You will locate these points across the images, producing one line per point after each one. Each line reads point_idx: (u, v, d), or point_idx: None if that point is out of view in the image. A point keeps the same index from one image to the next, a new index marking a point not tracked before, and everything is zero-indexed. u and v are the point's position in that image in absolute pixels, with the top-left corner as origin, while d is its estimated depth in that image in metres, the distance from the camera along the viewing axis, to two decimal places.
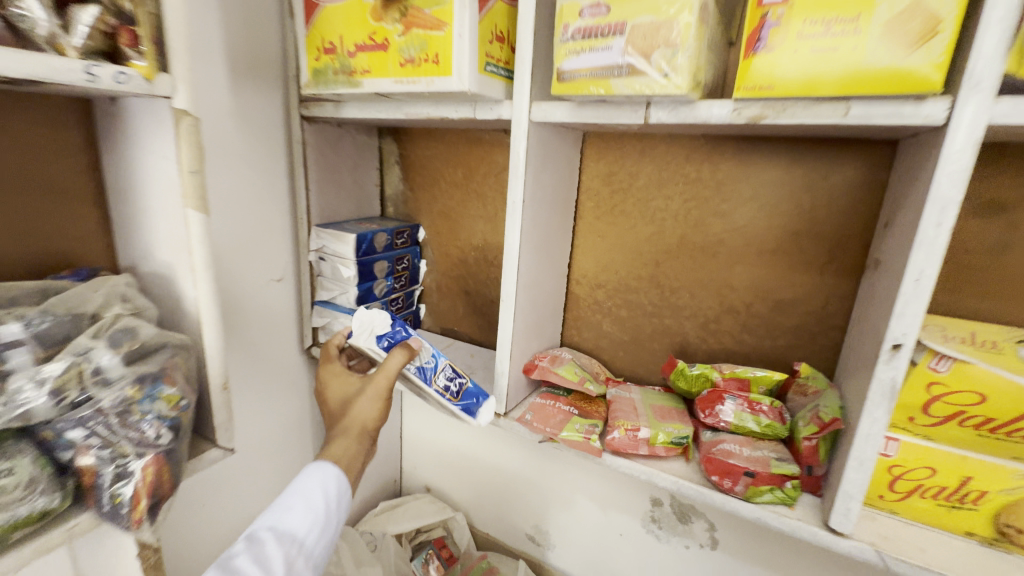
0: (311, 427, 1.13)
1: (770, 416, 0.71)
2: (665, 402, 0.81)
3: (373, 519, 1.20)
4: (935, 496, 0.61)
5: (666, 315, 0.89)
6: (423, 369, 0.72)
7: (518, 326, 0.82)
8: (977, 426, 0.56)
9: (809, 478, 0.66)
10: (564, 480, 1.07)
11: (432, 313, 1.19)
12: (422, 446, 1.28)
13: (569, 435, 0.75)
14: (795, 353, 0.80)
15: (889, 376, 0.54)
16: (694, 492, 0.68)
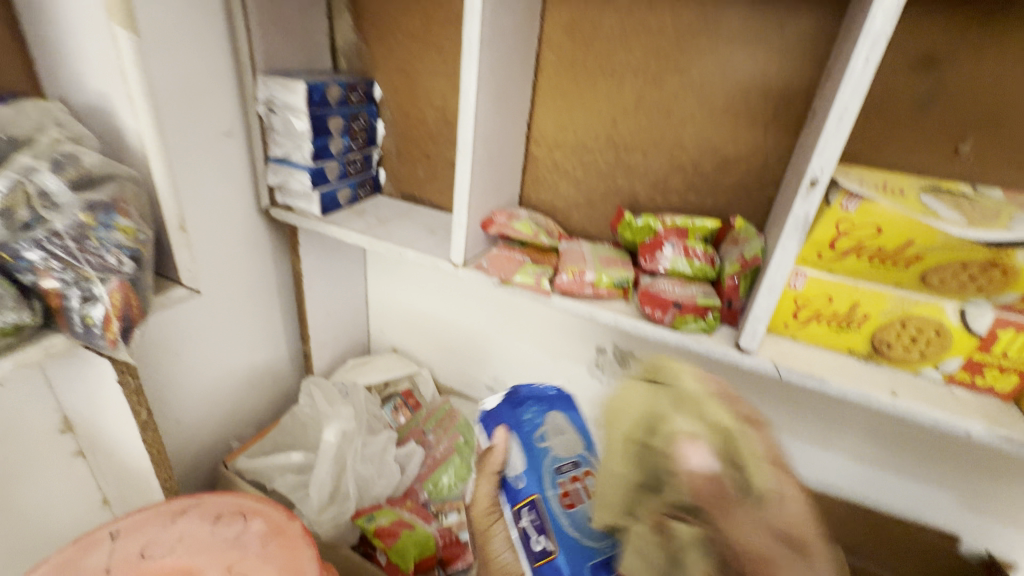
0: (276, 288, 1.17)
1: (703, 261, 0.78)
2: (612, 253, 0.88)
3: (343, 374, 1.30)
4: (828, 321, 0.70)
5: (619, 175, 0.92)
6: (512, 488, 0.69)
7: (475, 179, 0.84)
8: (871, 258, 0.64)
9: (729, 311, 0.76)
10: (520, 334, 1.18)
11: (392, 179, 1.18)
12: (389, 312, 1.38)
13: (522, 280, 0.83)
14: (732, 209, 0.86)
15: (803, 210, 0.61)
16: (630, 324, 0.78)
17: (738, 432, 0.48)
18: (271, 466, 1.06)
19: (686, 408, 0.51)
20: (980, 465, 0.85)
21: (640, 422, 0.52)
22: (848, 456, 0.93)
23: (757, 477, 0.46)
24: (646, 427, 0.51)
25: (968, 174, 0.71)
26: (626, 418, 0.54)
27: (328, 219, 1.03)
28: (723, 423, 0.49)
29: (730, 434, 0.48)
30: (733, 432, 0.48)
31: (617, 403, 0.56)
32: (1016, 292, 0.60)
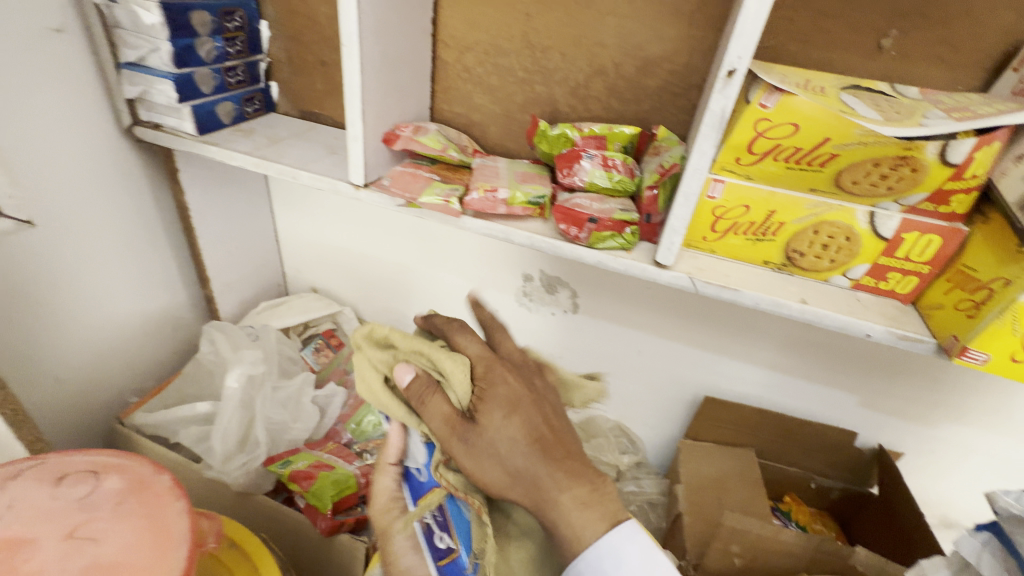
0: (158, 222, 1.03)
1: (621, 173, 0.73)
2: (529, 170, 0.81)
3: (254, 318, 1.19)
4: (745, 232, 0.67)
5: (536, 81, 0.83)
6: (416, 479, 0.68)
7: (368, 82, 0.73)
8: (788, 160, 0.61)
9: (647, 226, 0.72)
10: (444, 266, 1.11)
11: (286, 94, 1.02)
12: (302, 249, 1.26)
13: (428, 200, 0.74)
14: (657, 117, 0.80)
15: (719, 105, 0.56)
16: (545, 244, 0.72)
17: (433, 350, 0.56)
18: (174, 418, 0.97)
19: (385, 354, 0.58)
20: (880, 367, 0.89)
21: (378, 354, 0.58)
22: (763, 367, 0.97)
23: (459, 390, 0.53)
24: (386, 349, 0.59)
25: (889, 71, 0.68)
26: (362, 363, 0.58)
27: (206, 139, 0.88)
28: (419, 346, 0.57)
29: (432, 351, 0.56)
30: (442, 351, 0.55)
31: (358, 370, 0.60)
32: (923, 192, 0.59)
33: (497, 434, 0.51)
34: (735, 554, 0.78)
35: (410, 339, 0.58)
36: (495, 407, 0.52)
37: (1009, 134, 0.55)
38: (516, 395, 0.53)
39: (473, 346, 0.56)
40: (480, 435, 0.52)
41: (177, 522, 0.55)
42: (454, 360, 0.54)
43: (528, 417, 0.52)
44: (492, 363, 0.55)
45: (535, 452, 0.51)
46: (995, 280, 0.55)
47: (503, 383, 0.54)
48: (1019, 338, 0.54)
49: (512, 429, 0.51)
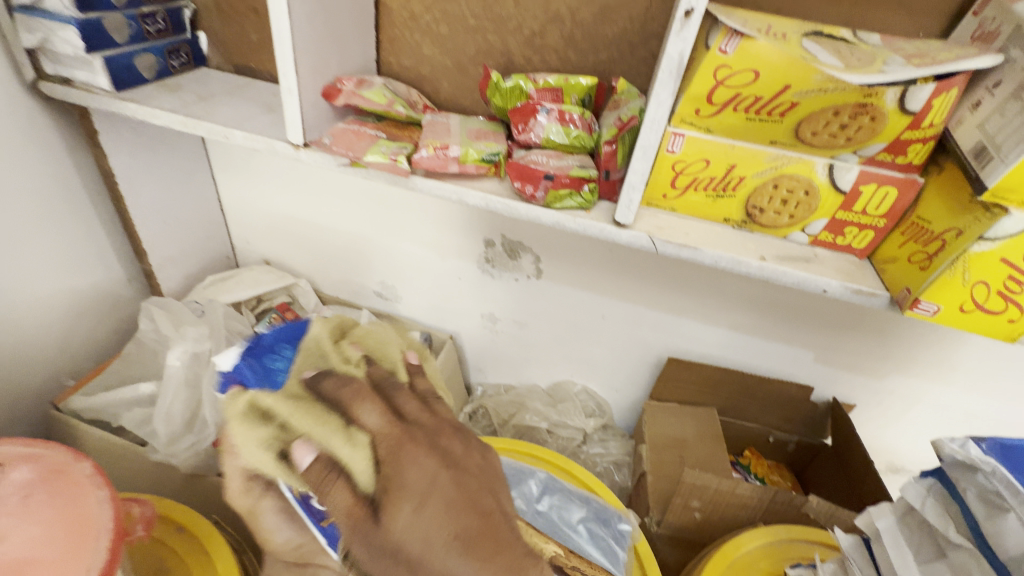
0: (83, 191, 0.94)
1: (579, 127, 0.69)
2: (482, 126, 0.77)
3: (201, 293, 1.12)
4: (705, 188, 0.65)
5: (489, 30, 0.77)
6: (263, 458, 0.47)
7: (300, 29, 0.66)
8: (748, 111, 0.58)
9: (607, 183, 0.69)
10: (401, 233, 1.06)
11: (217, 46, 0.92)
12: (249, 219, 1.18)
13: (374, 159, 0.68)
14: (616, 69, 0.76)
15: (677, 50, 0.53)
16: (501, 205, 0.68)
17: (333, 432, 0.44)
18: (115, 400, 0.92)
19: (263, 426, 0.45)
20: (836, 323, 0.91)
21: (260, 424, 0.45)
22: (725, 327, 0.97)
23: (362, 477, 0.42)
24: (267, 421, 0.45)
25: (850, 17, 0.66)
26: (240, 436, 0.45)
27: (125, 96, 0.80)
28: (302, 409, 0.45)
29: (333, 433, 0.44)
30: (346, 431, 0.44)
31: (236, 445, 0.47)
32: (881, 142, 0.57)
33: (405, 532, 0.41)
34: (695, 509, 0.80)
35: (302, 401, 0.46)
36: (405, 497, 0.42)
37: (967, 80, 0.54)
38: (433, 473, 0.44)
39: (373, 416, 0.46)
40: (387, 537, 0.41)
41: (97, 511, 0.49)
42: (353, 442, 0.43)
43: (447, 508, 0.42)
44: (402, 435, 0.45)
45: (463, 552, 0.41)
46: (947, 231, 0.55)
47: (411, 465, 0.43)
48: (968, 288, 0.54)
49: (426, 526, 0.41)
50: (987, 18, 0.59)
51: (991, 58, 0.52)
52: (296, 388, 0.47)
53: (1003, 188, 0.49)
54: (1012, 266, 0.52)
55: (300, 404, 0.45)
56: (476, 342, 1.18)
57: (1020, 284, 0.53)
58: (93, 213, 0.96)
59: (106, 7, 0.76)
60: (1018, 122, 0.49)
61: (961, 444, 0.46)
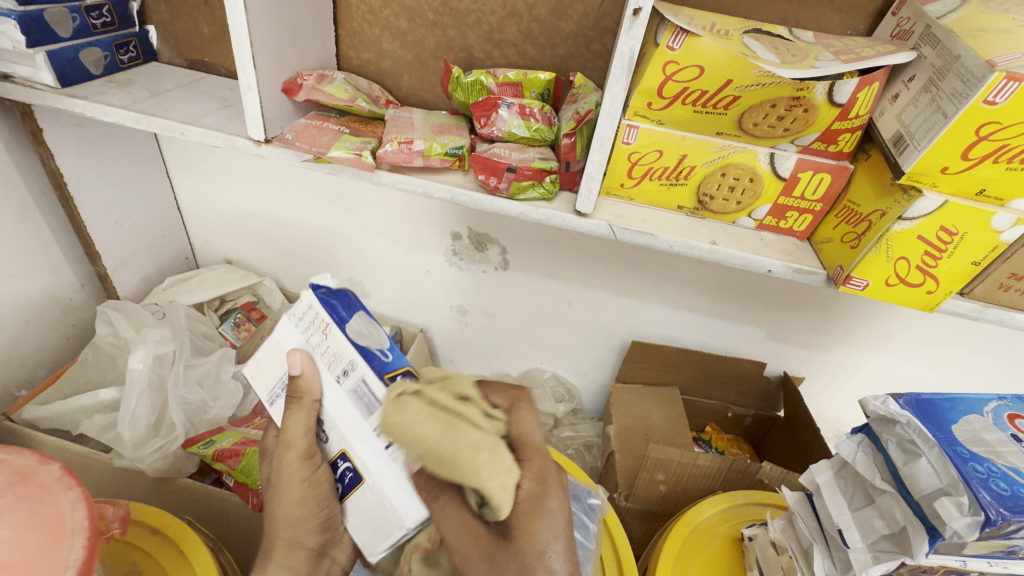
0: (29, 194, 0.90)
1: (539, 121, 0.72)
2: (446, 120, 0.78)
3: (161, 295, 1.10)
4: (659, 177, 0.68)
5: (448, 24, 0.78)
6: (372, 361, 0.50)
7: (258, 23, 0.65)
8: (695, 104, 0.62)
9: (567, 174, 0.71)
10: (367, 227, 1.06)
11: (167, 39, 0.90)
12: (208, 216, 1.15)
13: (338, 154, 0.69)
14: (573, 64, 0.79)
15: (628, 47, 0.56)
16: (466, 198, 0.70)
17: (490, 451, 0.46)
18: (73, 408, 0.89)
19: (433, 417, 0.47)
20: (785, 302, 0.97)
21: (426, 411, 0.47)
22: (684, 310, 1.02)
23: (500, 499, 0.45)
24: (442, 413, 0.48)
25: (786, 14, 0.70)
26: (406, 418, 0.47)
27: (71, 92, 0.77)
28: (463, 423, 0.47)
29: (492, 447, 0.47)
30: (496, 440, 0.47)
31: (397, 426, 0.47)
32: (815, 132, 0.62)
33: (543, 549, 0.47)
34: (660, 482, 0.85)
35: (463, 417, 0.48)
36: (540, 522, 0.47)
37: (886, 75, 0.59)
38: (560, 516, 0.49)
39: (528, 432, 0.50)
40: (512, 547, 0.46)
41: (70, 512, 0.51)
42: (504, 462, 0.46)
43: (569, 547, 0.49)
44: (544, 471, 0.49)
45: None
46: (872, 213, 0.60)
47: (551, 495, 0.48)
48: (892, 264, 0.60)
49: (558, 546, 0.48)
50: (903, 17, 0.64)
51: (905, 55, 0.57)
52: (456, 408, 0.49)
53: (917, 171, 0.55)
54: (927, 243, 0.58)
55: (459, 414, 0.48)
56: (446, 335, 1.20)
57: (935, 259, 0.59)
58: (39, 216, 0.93)
59: None
60: (928, 112, 0.54)
61: (883, 400, 0.52)
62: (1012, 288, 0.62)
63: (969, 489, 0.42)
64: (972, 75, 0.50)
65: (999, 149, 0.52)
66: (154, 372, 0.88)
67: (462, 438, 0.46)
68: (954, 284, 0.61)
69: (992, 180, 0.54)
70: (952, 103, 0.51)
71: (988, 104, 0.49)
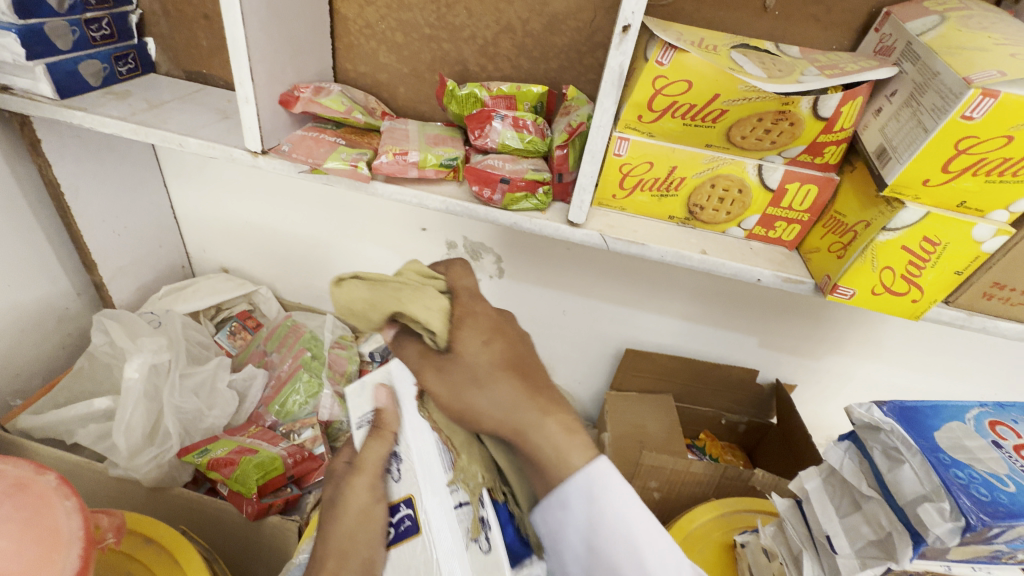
0: (26, 204, 0.91)
1: (532, 133, 0.73)
2: (441, 132, 0.79)
3: (157, 303, 1.10)
4: (650, 188, 0.70)
5: (443, 38, 0.80)
6: None
7: (256, 37, 0.66)
8: (685, 117, 0.63)
9: (560, 186, 0.73)
10: (363, 236, 1.07)
11: (166, 51, 0.91)
12: (204, 225, 1.16)
13: (334, 165, 0.70)
14: (565, 77, 0.80)
15: (618, 62, 0.57)
16: (460, 208, 0.71)
17: (415, 288, 0.39)
18: (67, 418, 0.89)
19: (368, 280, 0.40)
20: (776, 310, 0.98)
21: (361, 288, 0.39)
22: (677, 317, 1.04)
23: (437, 328, 0.36)
24: (371, 284, 0.40)
25: (773, 30, 0.72)
26: (340, 300, 0.39)
27: (70, 104, 0.78)
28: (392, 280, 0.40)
29: (413, 287, 0.39)
30: (426, 284, 0.40)
31: (340, 306, 0.39)
32: (801, 145, 0.64)
33: (475, 358, 0.35)
34: (654, 489, 0.85)
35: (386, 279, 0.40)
36: (472, 333, 0.36)
37: (869, 90, 0.61)
38: (491, 323, 0.37)
39: (461, 279, 0.42)
40: (455, 370, 0.35)
41: (65, 522, 0.51)
42: (428, 294, 0.38)
43: (511, 344, 0.36)
44: (477, 301, 0.39)
45: (512, 375, 0.34)
46: (858, 223, 0.61)
47: (479, 306, 0.38)
48: (878, 273, 0.61)
49: (494, 351, 0.36)
50: (886, 33, 0.66)
51: (887, 70, 0.59)
52: (385, 277, 0.41)
53: (900, 184, 0.56)
54: (911, 253, 0.59)
55: (383, 278, 0.40)
56: None
57: (919, 268, 0.60)
58: (37, 226, 0.93)
59: (47, 13, 0.75)
60: (910, 126, 0.55)
61: (867, 408, 0.53)
62: (995, 297, 0.63)
63: (950, 496, 0.43)
64: (951, 91, 0.51)
65: (977, 162, 0.53)
66: (149, 381, 0.88)
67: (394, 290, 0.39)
68: (938, 292, 0.62)
69: (972, 192, 0.56)
70: (932, 117, 0.53)
71: (966, 120, 0.51)
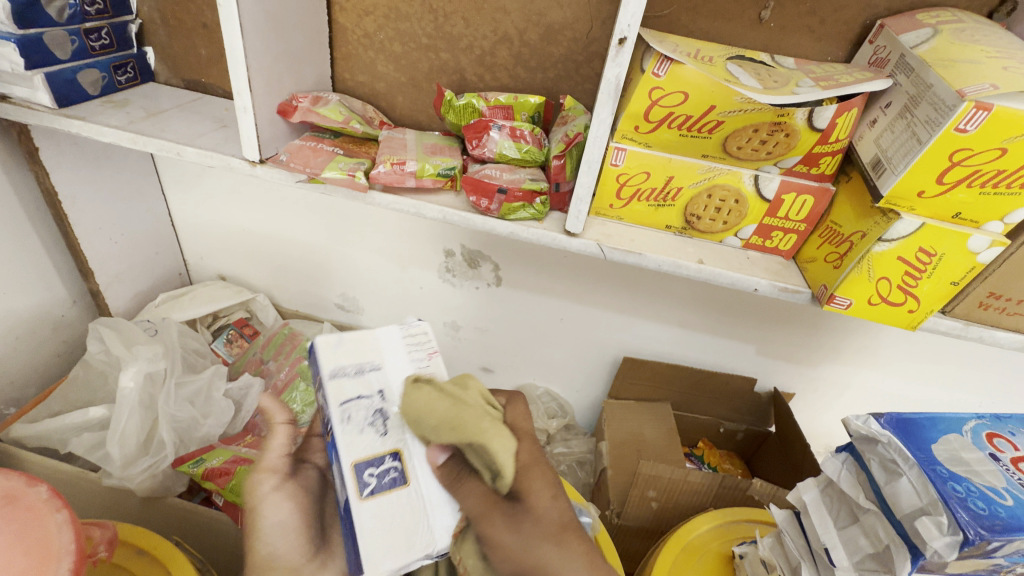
0: (23, 212, 0.91)
1: (529, 143, 0.74)
2: (438, 141, 0.80)
3: (154, 311, 1.10)
4: (648, 198, 0.70)
5: (441, 48, 0.80)
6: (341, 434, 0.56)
7: (254, 48, 0.67)
8: (681, 128, 0.63)
9: (557, 195, 0.73)
10: (361, 244, 1.07)
11: (165, 60, 0.91)
12: (202, 233, 1.16)
13: (331, 175, 0.70)
14: (562, 87, 0.81)
15: (614, 73, 0.58)
16: (458, 218, 0.71)
17: (494, 425, 0.56)
18: (62, 426, 0.88)
19: (448, 397, 0.57)
20: (774, 318, 0.98)
21: (436, 395, 0.57)
22: (675, 326, 1.04)
23: (508, 469, 0.53)
24: (450, 399, 0.57)
25: (768, 41, 0.73)
26: (417, 397, 0.57)
27: (68, 113, 0.78)
28: (477, 403, 0.58)
29: (494, 423, 0.56)
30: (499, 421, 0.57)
31: (412, 404, 0.56)
32: (796, 155, 0.64)
33: (551, 516, 0.52)
34: (652, 499, 0.85)
35: (474, 409, 0.56)
36: (541, 488, 0.54)
37: (864, 101, 0.61)
38: (556, 484, 0.55)
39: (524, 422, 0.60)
40: (529, 513, 0.51)
41: (57, 535, 0.51)
42: (508, 437, 0.55)
43: (570, 509, 0.54)
44: (539, 453, 0.57)
45: (579, 540, 0.51)
46: (854, 234, 0.62)
47: (550, 468, 0.56)
48: (874, 283, 0.61)
49: (559, 508, 0.53)
50: (880, 45, 0.66)
51: (881, 82, 0.59)
52: (461, 391, 0.59)
53: (895, 195, 0.56)
54: (907, 263, 0.59)
55: (466, 396, 0.58)
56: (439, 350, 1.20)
57: (915, 279, 0.60)
58: (34, 234, 0.93)
59: (46, 22, 0.75)
60: (904, 139, 0.56)
61: (864, 420, 0.52)
62: (991, 306, 0.64)
63: (947, 509, 0.43)
64: (944, 104, 0.52)
65: (971, 174, 0.54)
66: (143, 391, 0.88)
67: (471, 423, 0.55)
68: (934, 303, 0.62)
69: (967, 204, 0.56)
70: (926, 130, 0.53)
71: (959, 132, 0.51)
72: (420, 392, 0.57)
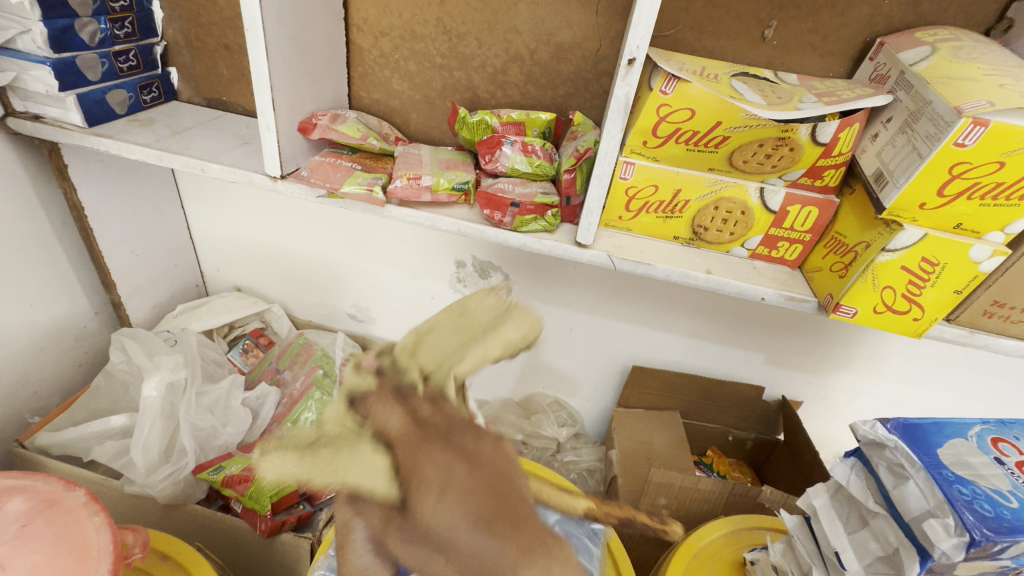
0: (51, 225, 0.94)
1: (541, 158, 0.76)
2: (452, 156, 0.83)
3: (173, 322, 1.13)
4: (656, 211, 0.72)
5: (454, 67, 0.83)
6: None
7: (278, 70, 0.70)
8: (688, 143, 0.66)
9: (568, 208, 0.75)
10: (374, 255, 1.09)
11: (188, 80, 0.95)
12: (219, 246, 1.19)
13: (350, 189, 0.73)
14: (571, 103, 0.83)
15: (623, 92, 0.60)
16: (471, 230, 0.74)
17: (343, 451, 0.42)
18: (86, 435, 0.91)
19: (291, 449, 0.44)
20: (781, 326, 1.00)
21: (285, 458, 0.44)
22: (683, 334, 1.05)
23: (376, 485, 0.39)
24: (294, 453, 0.44)
25: (771, 59, 0.75)
26: (273, 472, 0.44)
27: (97, 131, 0.81)
28: (329, 432, 0.44)
29: (349, 448, 0.42)
30: (352, 438, 0.42)
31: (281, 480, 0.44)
32: (801, 168, 0.66)
33: (436, 523, 0.36)
34: (663, 506, 0.85)
35: (321, 444, 0.43)
36: (425, 489, 0.38)
37: (866, 116, 0.64)
38: (438, 477, 0.38)
39: (389, 424, 0.42)
40: (415, 526, 0.37)
41: (96, 536, 0.53)
42: (368, 454, 0.41)
43: (465, 497, 0.37)
44: (417, 441, 0.40)
45: (481, 532, 0.36)
46: (859, 244, 0.63)
47: (427, 461, 0.39)
48: (879, 293, 0.63)
49: (447, 511, 0.37)
50: (880, 62, 0.69)
51: (882, 98, 0.62)
52: (310, 433, 0.45)
53: (897, 207, 0.58)
54: (911, 273, 0.61)
55: (313, 435, 0.45)
56: None
57: (920, 287, 0.62)
58: (60, 247, 0.97)
59: (79, 46, 0.79)
60: (905, 152, 0.58)
61: (872, 425, 0.54)
62: (996, 315, 0.65)
63: (954, 511, 0.45)
64: (943, 120, 0.54)
65: (971, 186, 0.55)
66: (166, 401, 0.90)
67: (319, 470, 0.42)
68: (939, 311, 0.63)
69: (968, 215, 0.58)
70: (926, 144, 0.55)
71: (959, 147, 0.53)
72: (277, 468, 0.44)
